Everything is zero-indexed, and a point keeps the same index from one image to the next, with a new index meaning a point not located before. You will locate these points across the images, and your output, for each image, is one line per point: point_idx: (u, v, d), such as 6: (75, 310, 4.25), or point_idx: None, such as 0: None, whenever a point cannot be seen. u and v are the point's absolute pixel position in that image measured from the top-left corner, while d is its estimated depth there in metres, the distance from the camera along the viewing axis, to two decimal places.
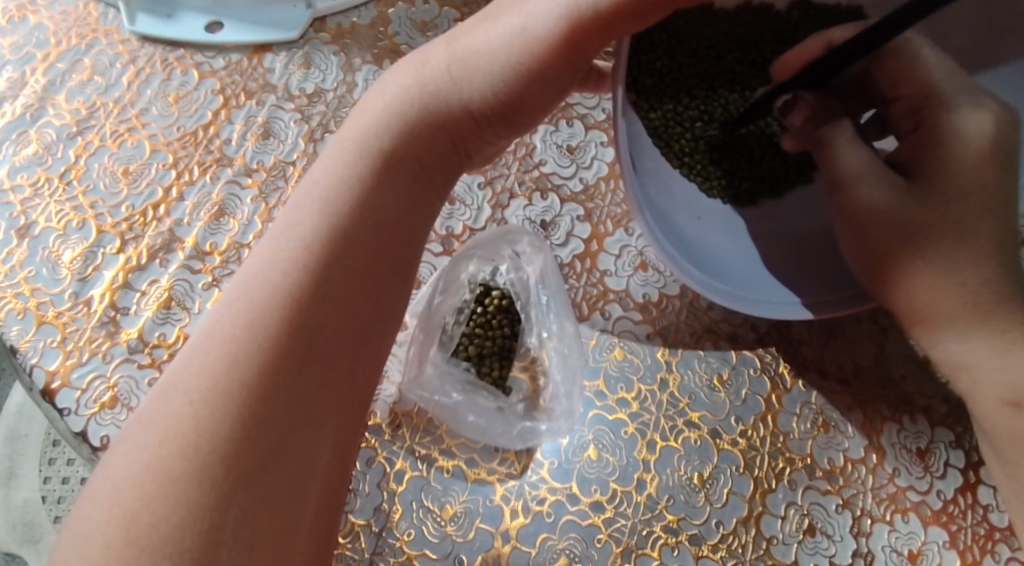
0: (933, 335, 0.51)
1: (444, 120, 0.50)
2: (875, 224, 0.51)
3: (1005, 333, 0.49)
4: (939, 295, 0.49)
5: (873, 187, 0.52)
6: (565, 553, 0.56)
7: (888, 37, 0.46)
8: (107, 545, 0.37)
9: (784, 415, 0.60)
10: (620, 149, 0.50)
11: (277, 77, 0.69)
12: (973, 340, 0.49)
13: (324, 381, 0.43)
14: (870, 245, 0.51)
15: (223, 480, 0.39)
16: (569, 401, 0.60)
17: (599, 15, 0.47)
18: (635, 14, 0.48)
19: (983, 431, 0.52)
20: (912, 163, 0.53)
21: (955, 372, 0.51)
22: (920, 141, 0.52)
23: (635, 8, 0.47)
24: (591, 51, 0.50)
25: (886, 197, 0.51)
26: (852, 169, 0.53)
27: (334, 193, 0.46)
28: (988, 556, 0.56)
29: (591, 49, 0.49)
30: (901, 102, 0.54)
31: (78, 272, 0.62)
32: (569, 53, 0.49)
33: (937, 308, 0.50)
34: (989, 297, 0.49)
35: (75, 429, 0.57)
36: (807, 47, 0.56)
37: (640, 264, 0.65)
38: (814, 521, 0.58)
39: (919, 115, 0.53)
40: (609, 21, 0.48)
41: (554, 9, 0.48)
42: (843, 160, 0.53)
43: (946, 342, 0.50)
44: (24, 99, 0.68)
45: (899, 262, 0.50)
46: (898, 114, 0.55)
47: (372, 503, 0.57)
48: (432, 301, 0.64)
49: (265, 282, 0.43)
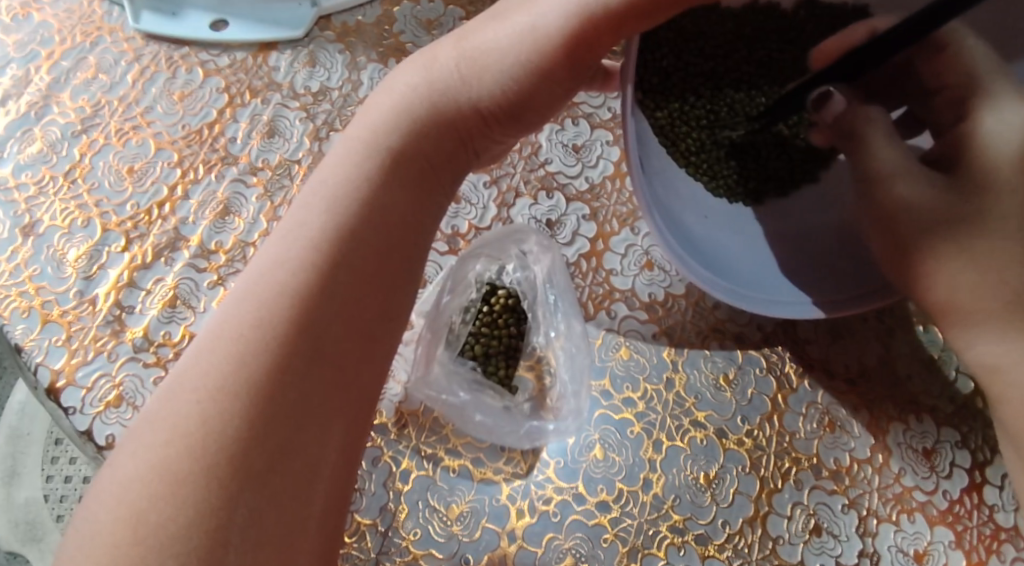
0: (965, 336, 0.49)
1: (453, 118, 0.50)
2: (910, 219, 0.51)
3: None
4: (970, 292, 0.49)
5: (909, 182, 0.52)
6: (572, 553, 0.56)
7: (932, 26, 0.47)
8: (114, 545, 0.37)
9: (790, 414, 0.60)
10: (629, 147, 0.50)
11: (283, 76, 0.69)
12: (1010, 341, 0.47)
13: (333, 381, 0.43)
14: (903, 240, 0.51)
15: (230, 480, 0.39)
16: (576, 401, 0.60)
17: (610, 14, 0.47)
18: (644, 12, 0.47)
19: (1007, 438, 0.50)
20: (951, 159, 0.53)
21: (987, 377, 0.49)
22: (959, 135, 0.53)
23: (644, 7, 0.47)
24: (600, 49, 0.49)
25: (924, 192, 0.51)
26: (887, 164, 0.53)
27: (342, 191, 0.46)
28: (994, 556, 0.56)
29: (600, 48, 0.49)
30: (945, 92, 0.55)
31: (83, 270, 0.62)
32: (578, 49, 0.49)
33: (972, 306, 0.49)
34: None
35: (79, 428, 0.56)
36: (851, 38, 0.57)
37: (646, 263, 0.65)
38: (821, 522, 0.57)
39: (962, 107, 0.54)
40: (619, 20, 0.47)
41: (564, 7, 0.48)
42: (879, 155, 0.54)
43: (979, 344, 0.49)
44: (29, 96, 0.68)
45: (933, 257, 0.50)
46: (941, 106, 0.56)
47: (378, 502, 0.57)
48: (439, 300, 0.63)
49: (274, 281, 0.43)
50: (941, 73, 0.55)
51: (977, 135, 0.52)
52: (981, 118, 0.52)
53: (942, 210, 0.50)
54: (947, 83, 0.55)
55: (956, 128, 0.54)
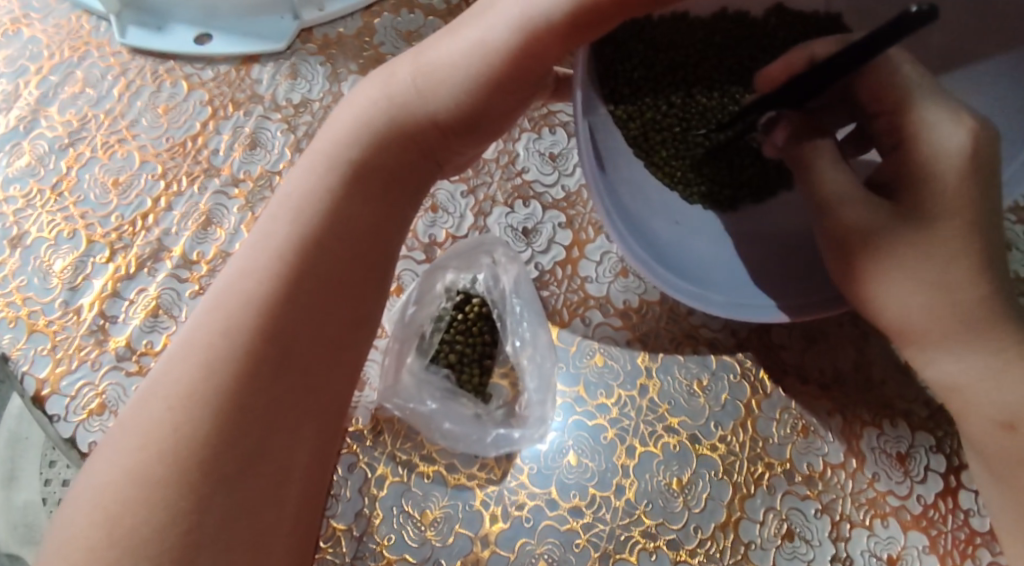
0: (924, 353, 0.52)
1: (413, 131, 0.50)
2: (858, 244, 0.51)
3: (1002, 353, 0.49)
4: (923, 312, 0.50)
5: (856, 206, 0.51)
6: (544, 557, 0.57)
7: (882, 46, 0.46)
8: (90, 549, 0.38)
9: (764, 420, 0.61)
10: (583, 151, 0.51)
11: (265, 88, 0.70)
12: (968, 358, 0.50)
13: (300, 387, 0.44)
14: (850, 257, 0.51)
15: (200, 483, 0.40)
16: (543, 408, 0.61)
17: (556, 25, 0.48)
18: (591, 23, 0.48)
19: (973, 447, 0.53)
20: (894, 182, 0.52)
21: (947, 394, 0.52)
22: (900, 163, 0.52)
23: (589, 19, 0.48)
24: (550, 61, 0.50)
25: (869, 213, 0.51)
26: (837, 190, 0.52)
27: (305, 203, 0.47)
28: (969, 560, 0.57)
29: (549, 59, 0.50)
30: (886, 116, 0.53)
31: (69, 281, 0.63)
32: (524, 62, 0.50)
33: (924, 329, 0.51)
34: (976, 315, 0.49)
35: (64, 435, 0.58)
36: (789, 62, 0.55)
37: (621, 270, 0.65)
38: (793, 526, 0.58)
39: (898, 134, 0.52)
40: (567, 30, 0.48)
41: (511, 21, 0.49)
42: (828, 180, 0.53)
43: (939, 362, 0.51)
44: (18, 111, 0.70)
45: (878, 274, 0.51)
46: (882, 129, 0.54)
47: (353, 508, 0.58)
48: (406, 311, 0.64)
49: (239, 291, 0.44)
50: (881, 97, 0.52)
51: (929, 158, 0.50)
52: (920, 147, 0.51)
53: (887, 232, 0.51)
54: (885, 107, 0.53)
55: (895, 155, 0.52)
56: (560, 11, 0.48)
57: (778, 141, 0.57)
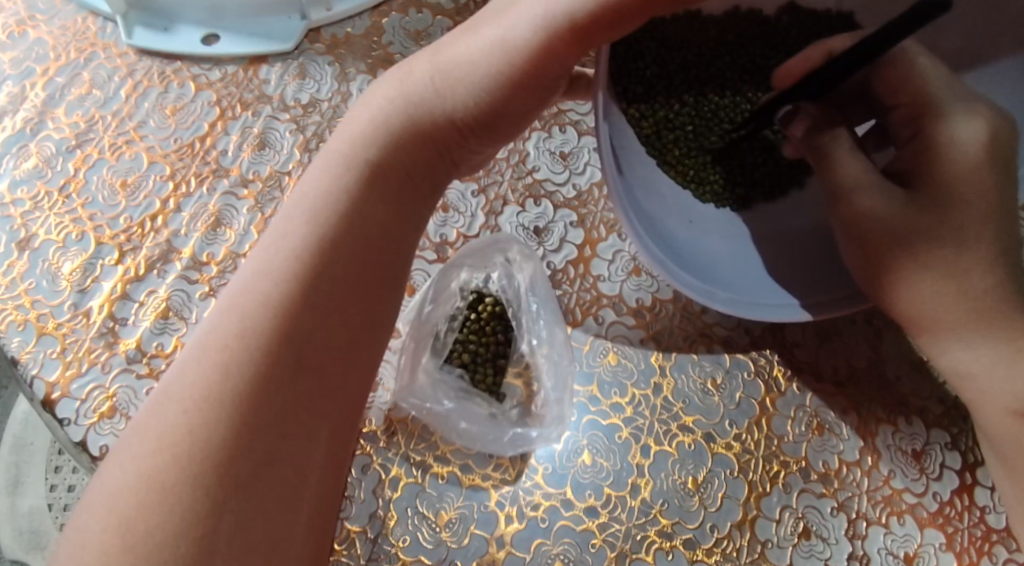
0: (940, 348, 0.52)
1: (430, 130, 0.50)
2: (874, 234, 0.51)
3: (1016, 342, 0.49)
4: (939, 305, 0.50)
5: (873, 196, 0.51)
6: (560, 557, 0.57)
7: (900, 37, 0.45)
8: (105, 553, 0.38)
9: (779, 418, 0.60)
10: (602, 148, 0.51)
11: (273, 88, 0.70)
12: (981, 351, 0.50)
13: (316, 390, 0.44)
14: (868, 249, 0.51)
15: (215, 488, 0.39)
16: (560, 407, 0.60)
17: (577, 24, 0.48)
18: (614, 23, 0.48)
19: (989, 440, 0.53)
20: (910, 177, 0.52)
21: (962, 383, 0.52)
22: (917, 156, 0.52)
23: (612, 20, 0.48)
24: (569, 61, 0.50)
25: (888, 205, 0.51)
26: (853, 183, 0.52)
27: (322, 203, 0.47)
28: (986, 557, 0.57)
29: (569, 59, 0.50)
30: (899, 111, 0.54)
31: (78, 283, 0.63)
32: (545, 62, 0.49)
33: (941, 322, 0.50)
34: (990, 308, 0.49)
35: (74, 439, 0.57)
36: (809, 55, 0.55)
37: (634, 268, 0.65)
38: (810, 525, 0.58)
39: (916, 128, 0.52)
40: (588, 30, 0.48)
41: (532, 21, 0.49)
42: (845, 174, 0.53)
43: (954, 355, 0.51)
44: (24, 113, 0.69)
45: (898, 263, 0.50)
46: (899, 122, 0.54)
47: (367, 510, 0.57)
48: (422, 309, 0.64)
49: (255, 292, 0.44)
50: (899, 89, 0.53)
51: (947, 151, 0.50)
52: (939, 141, 0.51)
53: (906, 221, 0.50)
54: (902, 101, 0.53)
55: (913, 150, 0.52)
56: (582, 10, 0.47)
57: (798, 133, 0.56)
